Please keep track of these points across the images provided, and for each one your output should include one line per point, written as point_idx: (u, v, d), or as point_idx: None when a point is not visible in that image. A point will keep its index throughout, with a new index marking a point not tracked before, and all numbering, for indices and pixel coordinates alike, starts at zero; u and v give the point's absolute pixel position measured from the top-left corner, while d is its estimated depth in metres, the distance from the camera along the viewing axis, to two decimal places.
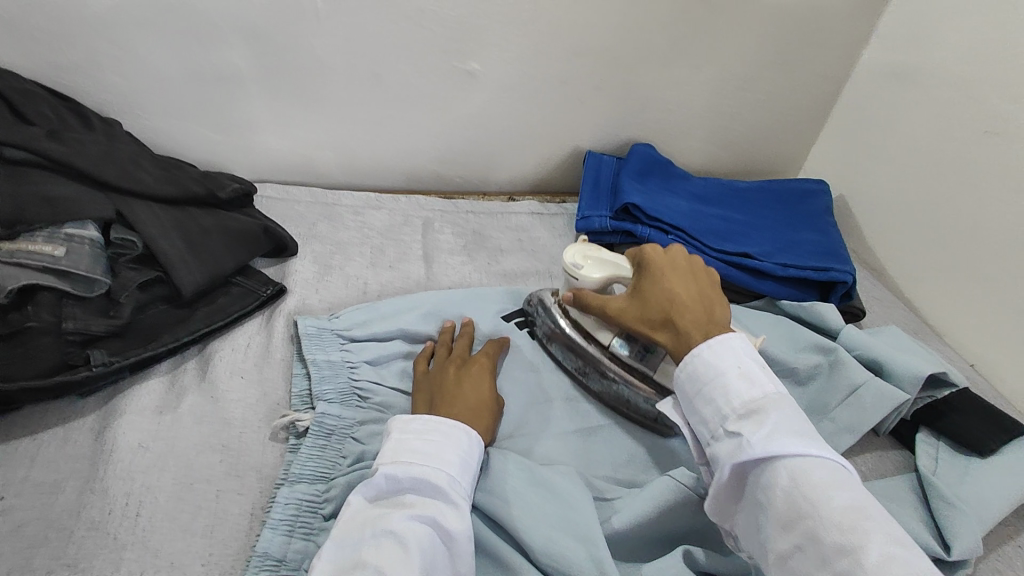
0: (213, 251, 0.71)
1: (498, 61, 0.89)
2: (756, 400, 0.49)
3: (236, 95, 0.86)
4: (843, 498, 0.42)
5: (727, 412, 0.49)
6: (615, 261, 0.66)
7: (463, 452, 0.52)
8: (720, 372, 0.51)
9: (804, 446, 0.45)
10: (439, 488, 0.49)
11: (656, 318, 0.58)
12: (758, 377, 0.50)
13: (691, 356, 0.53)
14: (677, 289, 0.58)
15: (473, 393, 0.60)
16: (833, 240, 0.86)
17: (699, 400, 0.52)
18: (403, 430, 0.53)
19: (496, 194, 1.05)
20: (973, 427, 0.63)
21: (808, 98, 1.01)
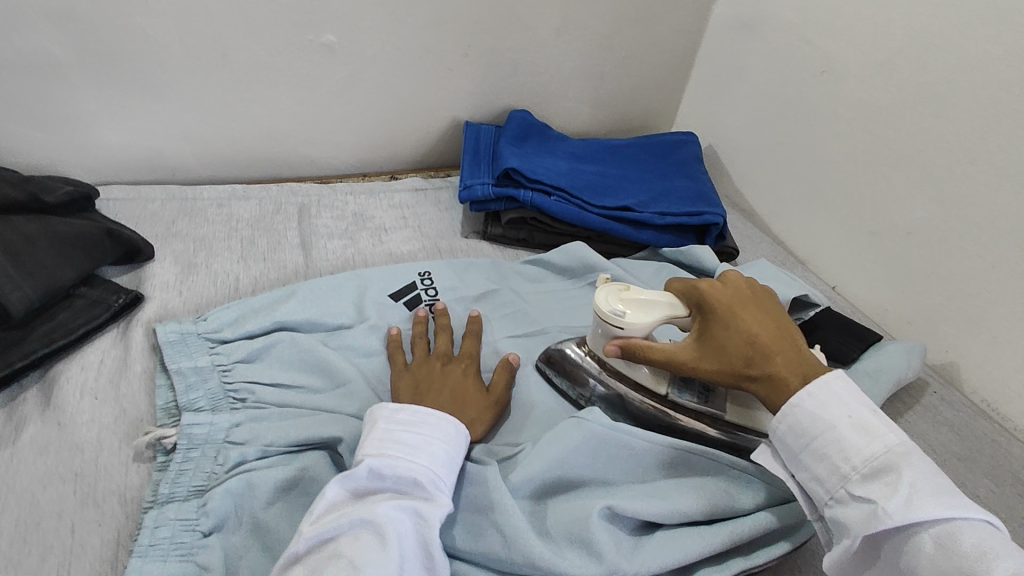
0: (47, 261, 0.62)
1: (357, 31, 0.85)
2: (879, 456, 0.44)
3: (58, 85, 0.76)
4: (1002, 567, 0.38)
5: (849, 471, 0.44)
6: (656, 299, 0.55)
7: (450, 448, 0.50)
8: (831, 425, 0.46)
9: (948, 508, 0.40)
10: (422, 486, 0.47)
11: (740, 365, 0.50)
12: (875, 426, 0.45)
13: (794, 410, 0.47)
14: (755, 325, 0.51)
15: (457, 396, 0.58)
16: (704, 185, 0.90)
17: (810, 457, 0.46)
18: (392, 422, 0.50)
19: (377, 174, 1.01)
20: (836, 340, 0.69)
21: (670, 54, 1.05)
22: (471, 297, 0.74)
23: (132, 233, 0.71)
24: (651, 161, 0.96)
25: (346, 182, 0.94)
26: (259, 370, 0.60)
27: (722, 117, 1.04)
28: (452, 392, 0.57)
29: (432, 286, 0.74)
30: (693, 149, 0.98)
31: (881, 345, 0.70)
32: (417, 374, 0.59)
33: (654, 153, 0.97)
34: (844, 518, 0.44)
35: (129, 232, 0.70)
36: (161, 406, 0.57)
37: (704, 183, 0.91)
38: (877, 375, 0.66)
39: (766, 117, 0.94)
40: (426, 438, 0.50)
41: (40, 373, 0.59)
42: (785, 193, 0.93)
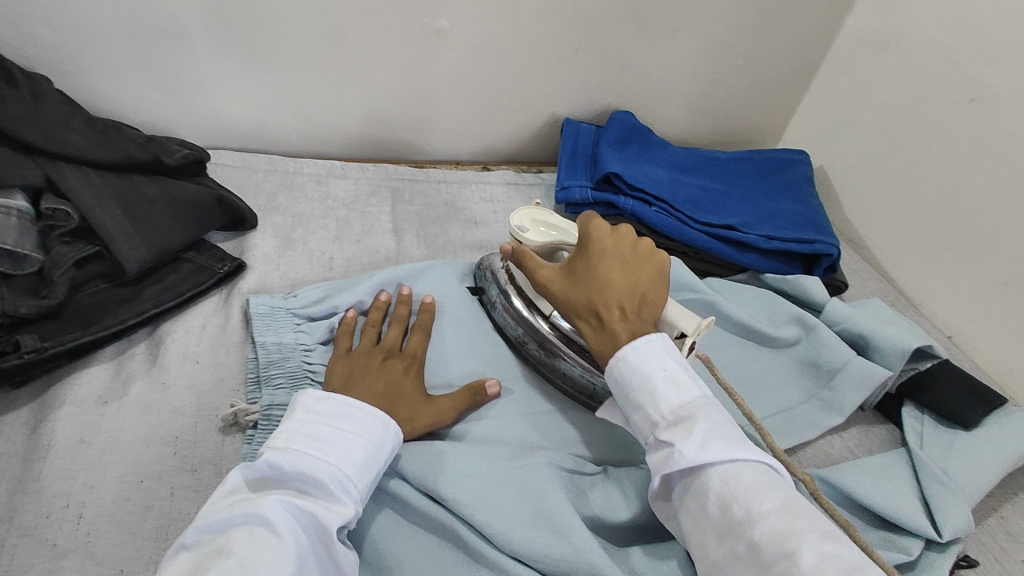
0: (161, 224, 0.64)
1: (469, 18, 0.83)
2: (684, 406, 0.48)
3: (183, 52, 0.78)
4: (771, 503, 0.42)
5: (657, 418, 0.48)
6: (562, 230, 0.68)
7: (370, 446, 0.48)
8: (647, 377, 0.49)
9: (733, 451, 0.45)
10: (330, 483, 0.45)
11: (582, 305, 0.56)
12: (684, 380, 0.49)
13: (619, 362, 0.50)
14: (612, 280, 0.55)
15: (373, 388, 0.55)
16: (814, 211, 0.84)
17: (627, 406, 0.50)
18: (309, 413, 0.48)
19: (469, 164, 1.00)
20: (954, 399, 0.63)
21: (788, 67, 0.98)
22: None
23: (239, 203, 0.71)
24: (757, 179, 0.90)
25: (439, 169, 0.93)
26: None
27: (839, 139, 0.97)
28: (387, 389, 0.55)
29: None
30: (803, 169, 0.91)
31: (1009, 412, 0.62)
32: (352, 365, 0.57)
33: (761, 170, 0.91)
34: (650, 461, 0.47)
35: (236, 202, 0.71)
36: (251, 380, 0.57)
37: (814, 208, 0.85)
38: (999, 443, 0.59)
39: (891, 144, 0.87)
40: (337, 430, 0.48)
41: (147, 330, 0.61)
42: (903, 227, 0.86)
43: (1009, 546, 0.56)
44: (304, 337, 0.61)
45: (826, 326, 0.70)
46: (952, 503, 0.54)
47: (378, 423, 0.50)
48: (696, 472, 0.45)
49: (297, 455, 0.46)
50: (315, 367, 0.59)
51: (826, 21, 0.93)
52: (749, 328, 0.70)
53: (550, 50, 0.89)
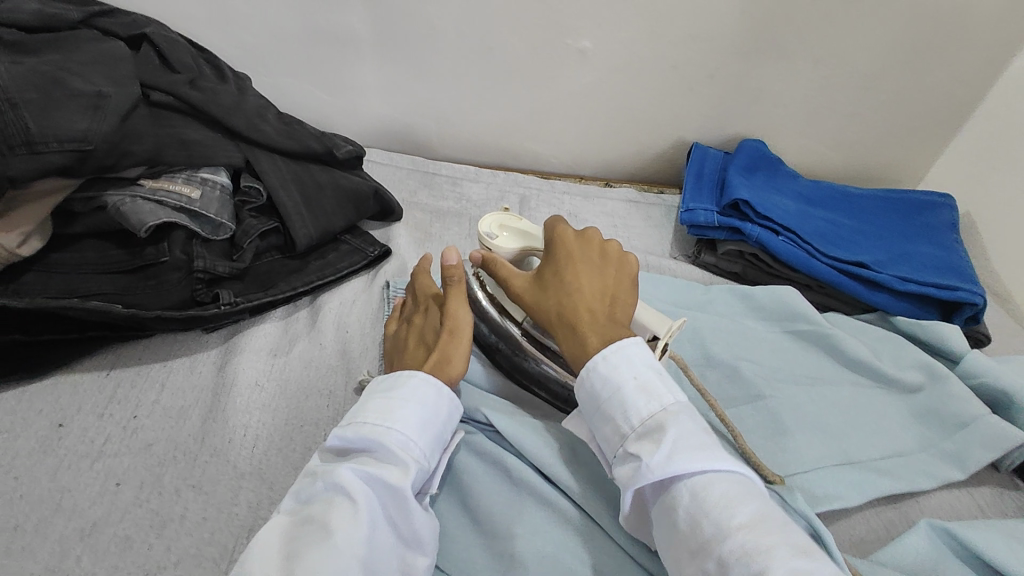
0: (327, 209, 0.73)
1: (612, 41, 0.87)
2: (655, 416, 0.46)
3: (353, 58, 0.88)
4: (740, 517, 0.39)
5: (627, 430, 0.46)
6: (526, 232, 0.65)
7: (428, 410, 0.48)
8: (618, 386, 0.47)
9: (704, 462, 0.42)
10: (390, 450, 0.45)
11: (552, 313, 0.54)
12: (657, 390, 0.47)
13: (588, 373, 0.49)
14: (582, 290, 0.54)
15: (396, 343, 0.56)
16: (956, 256, 0.80)
17: (599, 418, 0.48)
18: (368, 392, 0.49)
19: (592, 179, 1.04)
20: None
21: (939, 105, 0.94)
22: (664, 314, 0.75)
23: (390, 197, 0.80)
24: (892, 219, 0.87)
25: (565, 182, 0.97)
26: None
27: (991, 184, 0.91)
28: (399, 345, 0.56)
29: None
30: (944, 213, 0.87)
31: None
32: (396, 344, 0.59)
33: (896, 209, 0.88)
34: (619, 476, 0.45)
35: (388, 196, 0.80)
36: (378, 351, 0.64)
37: (956, 253, 0.81)
38: None
39: None
40: (388, 398, 0.48)
41: (308, 298, 0.70)
42: None
43: None
44: None
45: (959, 378, 0.66)
46: None
47: (428, 386, 0.49)
48: (667, 487, 0.43)
49: (357, 427, 0.46)
50: None
51: (987, 60, 0.88)
52: (870, 366, 0.68)
53: (686, 74, 0.91)
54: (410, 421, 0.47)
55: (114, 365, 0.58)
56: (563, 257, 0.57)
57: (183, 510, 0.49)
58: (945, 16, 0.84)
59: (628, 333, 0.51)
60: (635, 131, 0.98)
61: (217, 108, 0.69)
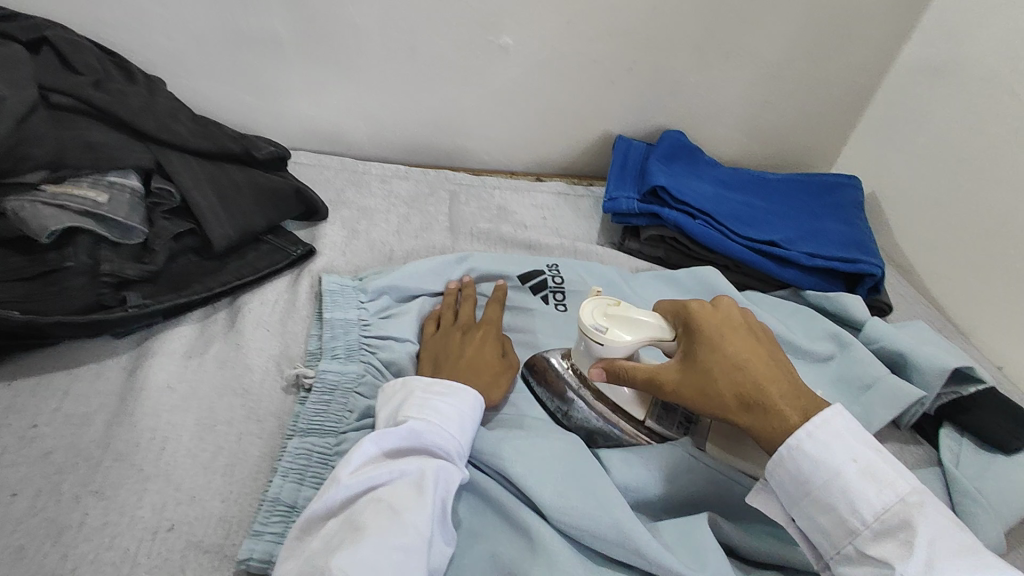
0: (245, 209, 0.72)
1: (530, 35, 0.88)
2: (890, 507, 0.43)
3: (273, 58, 0.87)
4: None
5: (858, 526, 0.44)
6: (642, 319, 0.54)
7: (474, 421, 0.53)
8: (836, 474, 0.44)
9: (962, 568, 0.40)
10: (453, 456, 0.49)
11: (730, 401, 0.49)
12: (884, 475, 0.44)
13: (793, 455, 0.46)
14: (762, 371, 0.49)
15: (474, 355, 0.60)
16: (860, 233, 0.85)
17: (813, 506, 0.46)
18: (428, 392, 0.52)
19: (524, 174, 1.05)
20: (996, 423, 0.62)
21: (844, 92, 0.99)
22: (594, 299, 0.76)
23: (313, 196, 0.79)
24: (805, 200, 0.91)
25: (495, 177, 0.98)
26: (394, 327, 0.64)
27: (893, 164, 0.96)
28: (470, 364, 0.59)
29: (559, 276, 0.75)
30: (853, 193, 0.92)
31: None
32: (455, 353, 0.60)
33: (809, 191, 0.92)
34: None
35: (312, 195, 0.79)
36: (309, 350, 0.62)
37: (863, 231, 0.86)
38: None
39: (949, 170, 0.87)
40: (449, 406, 0.52)
41: (226, 300, 0.68)
42: (959, 254, 0.85)
43: None
44: (358, 315, 0.65)
45: (863, 345, 0.70)
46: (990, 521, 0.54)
47: (478, 400, 0.54)
48: None
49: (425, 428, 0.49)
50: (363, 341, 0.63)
51: (885, 48, 0.94)
52: (791, 342, 0.71)
53: (608, 68, 0.93)
54: (465, 433, 0.51)
55: (14, 376, 0.56)
56: (704, 333, 0.51)
57: (82, 516, 0.47)
58: (841, 6, 0.89)
59: (816, 399, 0.49)
60: (564, 124, 1.00)
61: (123, 109, 0.68)
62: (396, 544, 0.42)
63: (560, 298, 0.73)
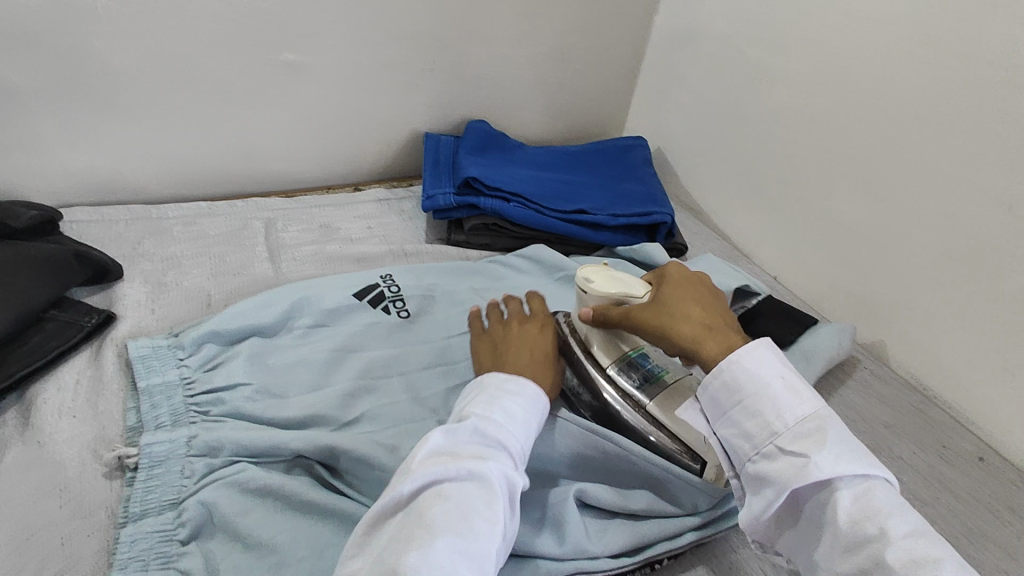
0: (16, 285, 0.63)
1: (314, 51, 0.86)
2: (810, 414, 0.44)
3: (14, 111, 0.76)
4: (908, 525, 0.39)
5: (779, 428, 0.44)
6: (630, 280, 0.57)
7: (536, 423, 0.51)
8: (766, 383, 0.46)
9: (863, 464, 0.42)
10: (517, 457, 0.46)
11: (677, 338, 0.51)
12: (803, 390, 0.46)
13: (732, 365, 0.47)
14: (681, 321, 0.52)
15: (533, 345, 0.58)
16: (653, 187, 0.96)
17: (738, 413, 0.46)
18: (498, 389, 0.50)
19: (342, 187, 1.02)
20: (775, 327, 0.76)
21: (619, 62, 1.10)
22: (435, 299, 0.77)
23: (100, 255, 0.71)
24: (604, 166, 1.01)
25: (311, 196, 0.95)
26: (220, 377, 0.61)
27: (672, 122, 1.09)
28: (535, 353, 0.57)
29: (394, 285, 0.77)
30: (641, 152, 1.03)
31: (818, 329, 0.77)
32: (512, 344, 0.59)
33: (606, 158, 1.02)
34: (769, 473, 0.44)
35: (97, 254, 0.71)
36: (131, 427, 0.58)
37: (655, 185, 0.97)
38: (812, 353, 0.73)
39: (708, 122, 1.01)
40: (512, 402, 0.49)
41: (16, 396, 0.60)
42: (732, 191, 0.99)
43: None
44: (181, 374, 0.61)
45: None
46: None
47: (542, 400, 0.52)
48: (823, 491, 0.42)
49: (495, 425, 0.47)
50: (191, 400, 0.59)
51: (640, 22, 1.06)
52: None
53: (401, 70, 0.94)
54: (526, 435, 0.49)
55: None
56: (664, 295, 0.54)
57: None
58: None
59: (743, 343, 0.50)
60: (372, 132, 0.99)
61: None
62: (460, 550, 0.38)
63: (401, 305, 0.75)
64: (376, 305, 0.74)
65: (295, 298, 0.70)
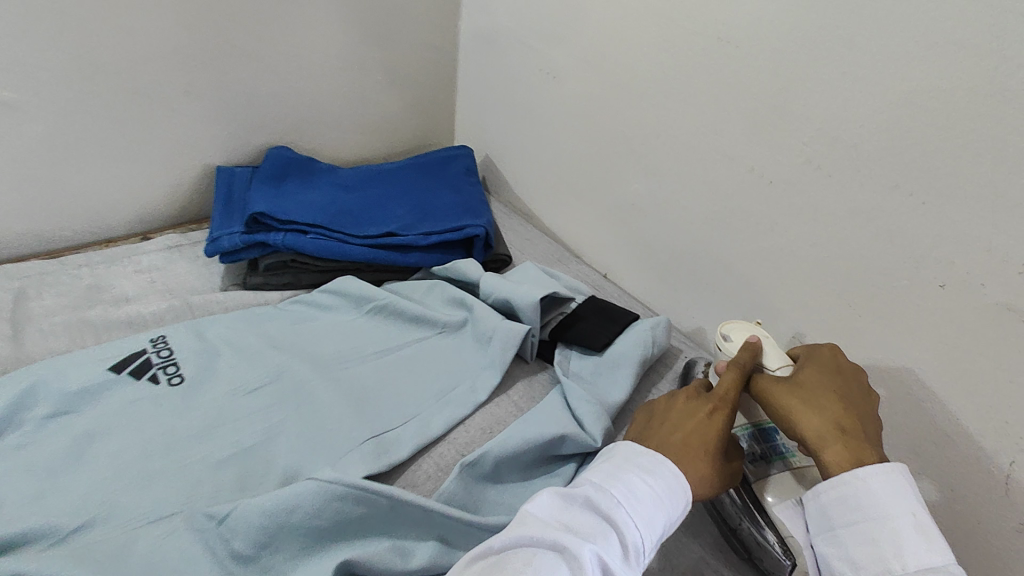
0: None
1: (42, 89, 0.74)
2: (935, 566, 0.41)
3: None
4: None
5: (893, 567, 0.42)
6: (769, 348, 0.57)
7: (672, 511, 0.45)
8: (889, 516, 0.43)
9: None
10: (632, 547, 0.41)
11: (816, 432, 0.48)
12: (936, 536, 0.42)
13: (858, 482, 0.45)
14: (813, 417, 0.49)
15: (674, 428, 0.51)
16: (472, 197, 0.92)
17: (847, 533, 0.45)
18: (628, 462, 0.47)
19: (125, 237, 0.90)
20: (590, 331, 0.73)
21: (426, 70, 1.06)
22: (218, 356, 0.68)
23: None
24: (423, 180, 0.96)
25: (78, 253, 0.82)
26: None
27: (490, 126, 1.06)
28: (685, 438, 0.50)
29: (165, 349, 0.67)
30: (461, 162, 0.99)
31: (635, 325, 0.74)
32: (661, 424, 0.52)
33: (423, 172, 0.97)
34: None
35: None
36: None
37: (475, 194, 0.93)
38: (626, 353, 0.71)
39: (521, 124, 0.98)
40: (636, 476, 0.45)
41: None
42: (553, 191, 0.97)
43: None
44: None
45: (482, 301, 0.76)
46: (590, 412, 0.62)
47: (679, 486, 0.46)
48: None
49: (611, 503, 0.43)
50: None
51: (441, 27, 1.02)
52: (420, 318, 0.75)
53: (169, 99, 0.83)
54: (652, 524, 0.43)
55: None
56: (824, 374, 0.52)
57: None
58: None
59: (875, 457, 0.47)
60: (149, 171, 0.87)
61: None
62: None
63: (173, 370, 0.65)
64: (141, 375, 0.64)
65: (22, 384, 0.59)
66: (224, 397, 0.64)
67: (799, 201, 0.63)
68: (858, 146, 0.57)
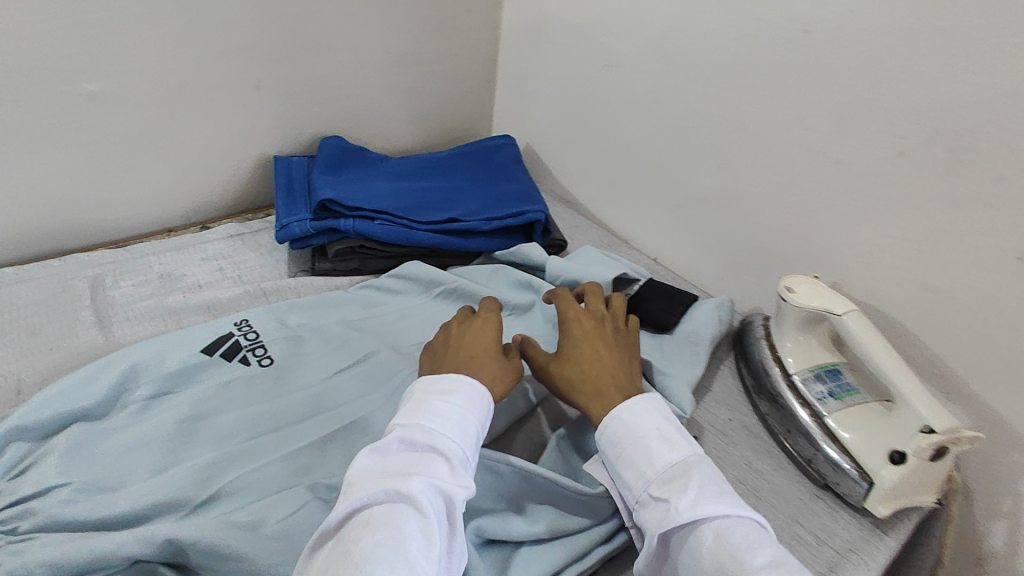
0: None
1: (116, 80, 0.75)
2: (677, 461, 0.49)
3: None
4: (762, 559, 0.41)
5: (651, 475, 0.49)
6: (830, 297, 0.63)
7: (472, 428, 0.49)
8: (642, 436, 0.51)
9: (726, 505, 0.45)
10: (453, 463, 0.46)
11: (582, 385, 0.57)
12: (677, 440, 0.50)
13: (614, 420, 0.53)
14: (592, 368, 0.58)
15: (472, 344, 0.58)
16: (526, 185, 0.94)
17: (620, 466, 0.51)
18: (426, 393, 0.50)
19: (186, 227, 0.91)
20: (659, 310, 0.76)
21: (472, 61, 1.07)
22: (301, 338, 0.70)
23: None
24: (474, 169, 0.97)
25: (146, 242, 0.83)
26: (32, 481, 0.51)
27: (535, 117, 1.08)
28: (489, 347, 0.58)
29: (251, 332, 0.69)
30: (509, 151, 1.01)
31: (699, 306, 0.77)
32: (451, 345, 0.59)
33: (474, 160, 0.99)
34: (644, 518, 0.47)
35: None
36: None
37: (528, 182, 0.95)
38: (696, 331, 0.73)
39: (570, 112, 1.00)
40: (437, 404, 0.49)
41: None
42: (602, 178, 0.99)
43: (719, 412, 0.69)
44: None
45: (550, 283, 0.78)
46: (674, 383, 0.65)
47: (480, 398, 0.51)
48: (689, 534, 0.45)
49: (427, 433, 0.47)
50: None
51: (487, 17, 1.04)
52: None
53: (233, 89, 0.84)
54: (463, 439, 0.48)
55: None
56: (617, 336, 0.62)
57: None
58: None
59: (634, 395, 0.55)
60: (210, 162, 0.88)
61: None
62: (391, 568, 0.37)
63: (262, 352, 0.67)
64: (232, 357, 0.65)
65: (124, 367, 0.60)
66: (314, 377, 0.66)
67: (871, 181, 0.67)
68: (937, 127, 0.60)
